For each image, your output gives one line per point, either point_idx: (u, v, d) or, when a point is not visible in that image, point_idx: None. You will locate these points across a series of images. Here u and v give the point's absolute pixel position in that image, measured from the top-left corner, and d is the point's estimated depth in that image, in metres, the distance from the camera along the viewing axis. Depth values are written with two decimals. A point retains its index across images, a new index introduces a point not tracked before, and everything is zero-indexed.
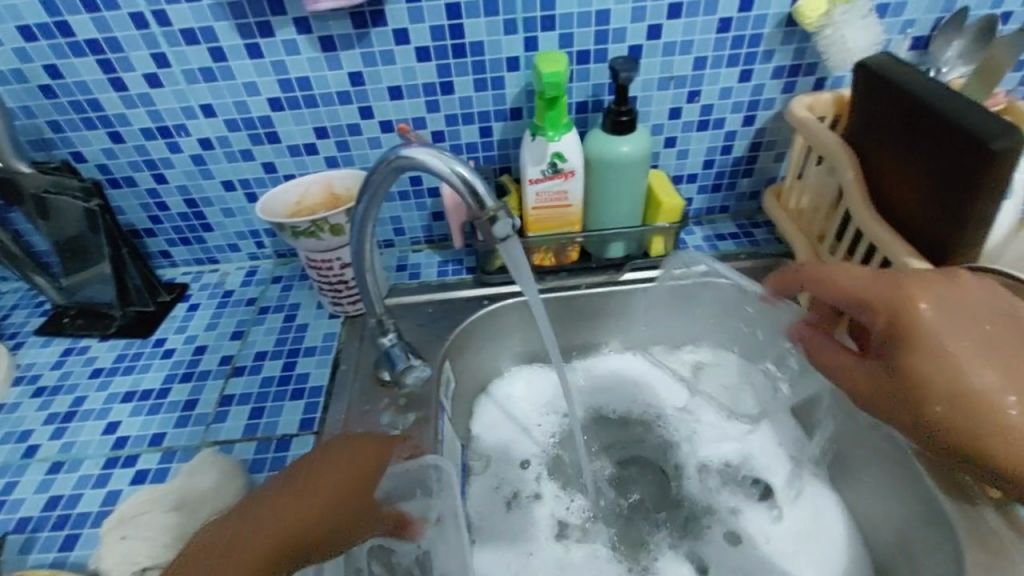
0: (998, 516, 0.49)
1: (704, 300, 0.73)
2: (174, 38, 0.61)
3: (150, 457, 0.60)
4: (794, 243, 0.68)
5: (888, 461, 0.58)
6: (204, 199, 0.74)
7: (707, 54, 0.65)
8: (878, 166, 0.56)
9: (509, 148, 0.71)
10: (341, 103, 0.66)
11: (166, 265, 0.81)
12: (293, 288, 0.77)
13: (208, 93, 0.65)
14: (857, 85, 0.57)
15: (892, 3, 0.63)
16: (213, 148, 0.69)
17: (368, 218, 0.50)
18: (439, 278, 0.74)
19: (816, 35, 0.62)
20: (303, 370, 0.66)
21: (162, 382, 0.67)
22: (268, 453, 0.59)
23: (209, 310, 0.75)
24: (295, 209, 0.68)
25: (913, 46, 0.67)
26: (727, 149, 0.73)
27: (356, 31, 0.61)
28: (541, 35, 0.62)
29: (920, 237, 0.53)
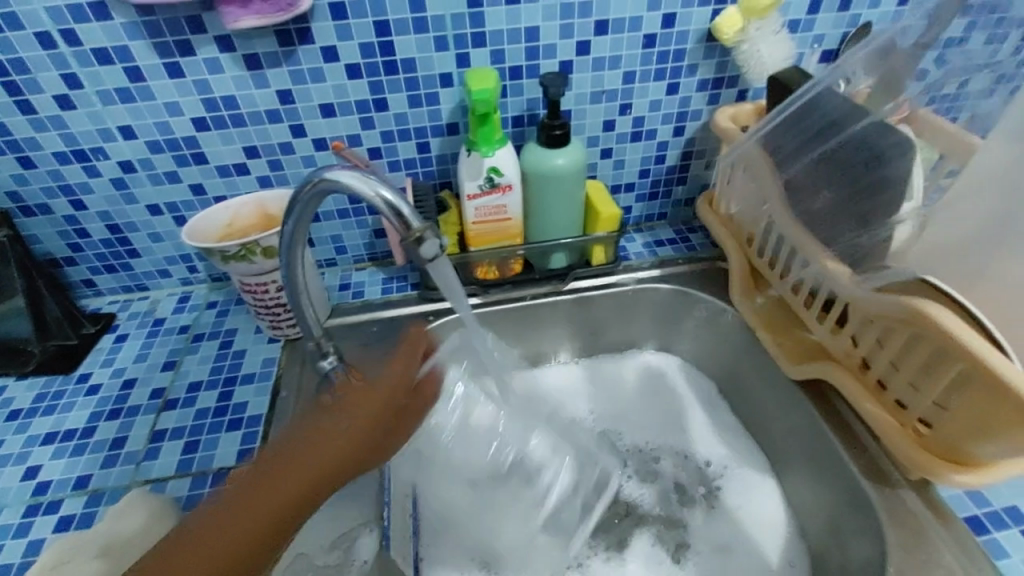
0: (915, 497, 0.53)
1: (646, 306, 0.77)
2: (86, 58, 0.58)
3: (75, 502, 0.56)
4: (726, 247, 0.71)
5: (817, 451, 0.61)
6: (129, 224, 0.70)
7: (635, 68, 0.67)
8: (795, 173, 0.59)
9: (447, 163, 0.71)
10: (271, 122, 0.64)
11: (90, 295, 0.76)
12: (229, 313, 0.74)
13: (127, 115, 0.62)
14: (773, 96, 0.60)
15: (802, 19, 0.67)
16: (135, 171, 0.66)
17: (297, 241, 0.49)
18: (383, 295, 0.74)
19: (734, 50, 0.65)
20: (241, 399, 0.64)
21: (87, 420, 0.63)
22: (203, 488, 0.56)
23: (138, 341, 0.72)
24: (227, 231, 0.65)
25: (823, 59, 0.71)
26: (660, 158, 0.75)
27: (283, 49, 0.60)
28: (473, 52, 0.63)
29: (834, 239, 0.56)
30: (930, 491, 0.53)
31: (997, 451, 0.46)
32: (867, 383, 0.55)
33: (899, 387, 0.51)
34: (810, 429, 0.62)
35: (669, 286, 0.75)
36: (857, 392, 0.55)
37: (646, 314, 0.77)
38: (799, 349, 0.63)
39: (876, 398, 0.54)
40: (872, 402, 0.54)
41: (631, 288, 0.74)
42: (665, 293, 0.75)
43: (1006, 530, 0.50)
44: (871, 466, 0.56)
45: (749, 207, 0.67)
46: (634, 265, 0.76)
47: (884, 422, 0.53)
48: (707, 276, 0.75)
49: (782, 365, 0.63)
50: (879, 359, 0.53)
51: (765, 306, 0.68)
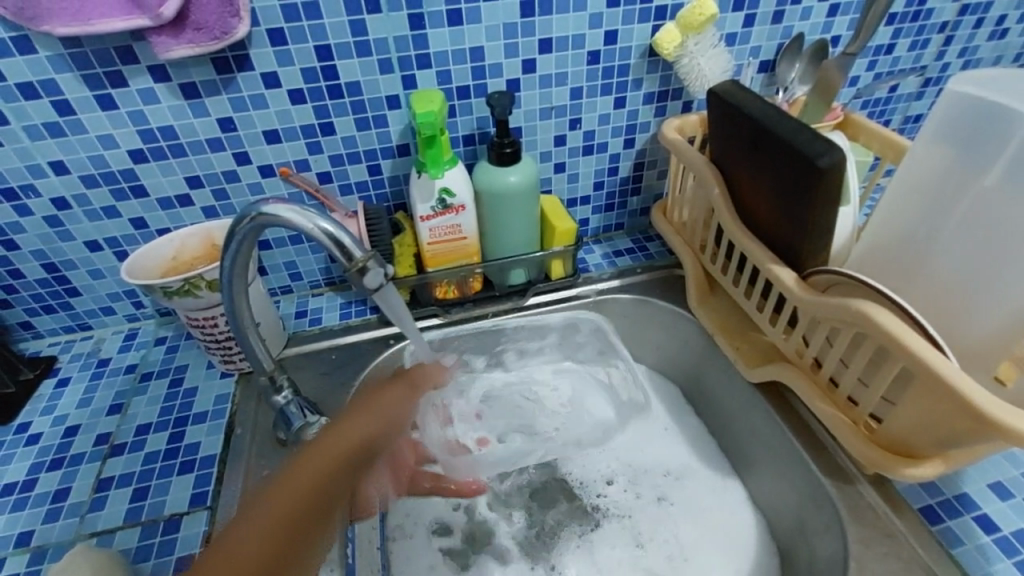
0: (873, 491, 0.54)
1: (608, 317, 0.77)
2: (9, 93, 0.55)
3: (13, 563, 0.52)
4: (681, 255, 0.72)
5: (778, 452, 0.62)
6: (66, 262, 0.67)
7: (582, 84, 0.68)
8: (738, 182, 0.61)
9: (401, 184, 0.70)
10: (214, 151, 0.63)
11: (28, 338, 0.72)
12: (180, 349, 0.71)
13: (58, 149, 0.59)
14: (712, 109, 0.62)
15: (739, 32, 0.69)
16: (70, 208, 0.63)
17: (237, 275, 0.48)
18: (342, 321, 0.72)
19: (675, 64, 0.67)
20: (193, 439, 0.61)
21: (26, 472, 0.60)
22: (155, 537, 0.53)
23: (81, 384, 0.68)
24: (172, 264, 0.63)
25: (762, 70, 0.73)
26: (613, 171, 0.77)
27: (221, 77, 0.58)
28: (418, 73, 0.63)
29: (780, 245, 0.57)
30: (885, 484, 0.55)
31: (942, 444, 0.48)
32: (819, 382, 0.57)
33: (850, 385, 0.53)
34: (771, 431, 0.63)
35: (629, 295, 0.75)
36: (812, 390, 0.56)
37: (608, 324, 0.78)
38: (755, 353, 0.64)
39: (829, 397, 0.56)
40: (825, 401, 0.55)
41: (591, 300, 0.75)
42: (626, 302, 0.76)
43: (957, 519, 0.52)
44: (830, 464, 0.57)
45: (700, 215, 0.69)
46: (594, 277, 0.77)
47: (836, 420, 0.54)
48: (666, 284, 0.76)
49: (740, 369, 0.65)
50: (830, 358, 0.54)
51: (720, 311, 0.69)
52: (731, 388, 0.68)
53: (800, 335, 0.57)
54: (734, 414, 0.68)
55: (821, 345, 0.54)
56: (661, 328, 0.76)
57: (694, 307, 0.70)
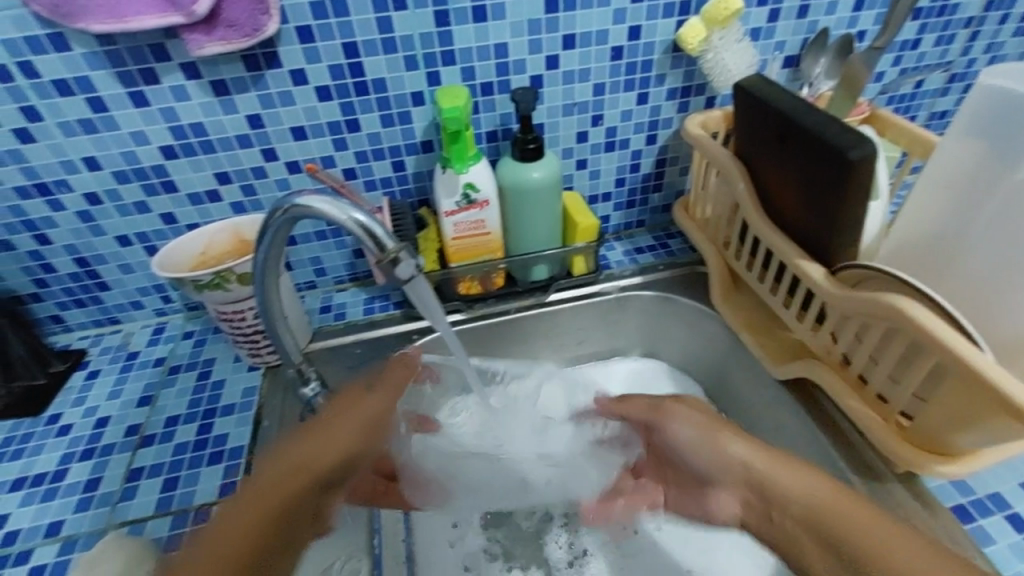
0: (903, 488, 0.54)
1: (631, 314, 0.77)
2: (45, 90, 0.56)
3: (47, 550, 0.53)
4: (704, 251, 0.72)
5: (803, 449, 0.61)
6: (97, 256, 0.68)
7: (605, 80, 0.68)
8: (764, 177, 0.60)
9: (424, 181, 0.71)
10: (242, 147, 0.64)
11: (59, 331, 0.74)
12: (206, 343, 0.72)
13: (91, 145, 0.61)
14: (738, 104, 0.61)
15: (764, 27, 0.69)
16: (102, 203, 0.65)
17: (269, 267, 0.48)
18: (366, 316, 0.73)
19: (700, 59, 0.67)
20: (221, 431, 0.62)
21: (58, 462, 0.61)
22: (185, 527, 0.54)
23: (111, 376, 0.69)
24: (201, 259, 0.64)
25: (787, 65, 0.73)
26: (635, 167, 0.76)
27: (250, 74, 0.59)
28: (443, 70, 0.63)
29: (808, 240, 0.57)
30: (915, 482, 0.54)
31: (976, 441, 0.47)
32: (849, 379, 0.56)
33: (879, 383, 0.52)
34: (797, 428, 0.62)
35: (652, 291, 0.75)
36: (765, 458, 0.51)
37: (629, 320, 0.78)
38: (781, 350, 0.64)
39: (858, 394, 0.55)
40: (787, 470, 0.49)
41: (613, 296, 0.75)
42: (648, 299, 0.75)
43: (989, 517, 0.51)
44: (859, 462, 0.57)
45: (724, 211, 0.68)
46: (616, 274, 0.77)
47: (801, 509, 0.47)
48: (689, 281, 0.76)
49: (766, 366, 0.64)
50: (858, 355, 0.54)
51: (745, 308, 0.69)
52: (755, 384, 0.68)
53: (829, 332, 0.56)
54: (760, 410, 0.68)
55: (849, 342, 0.54)
56: (683, 325, 0.76)
57: (718, 303, 0.70)
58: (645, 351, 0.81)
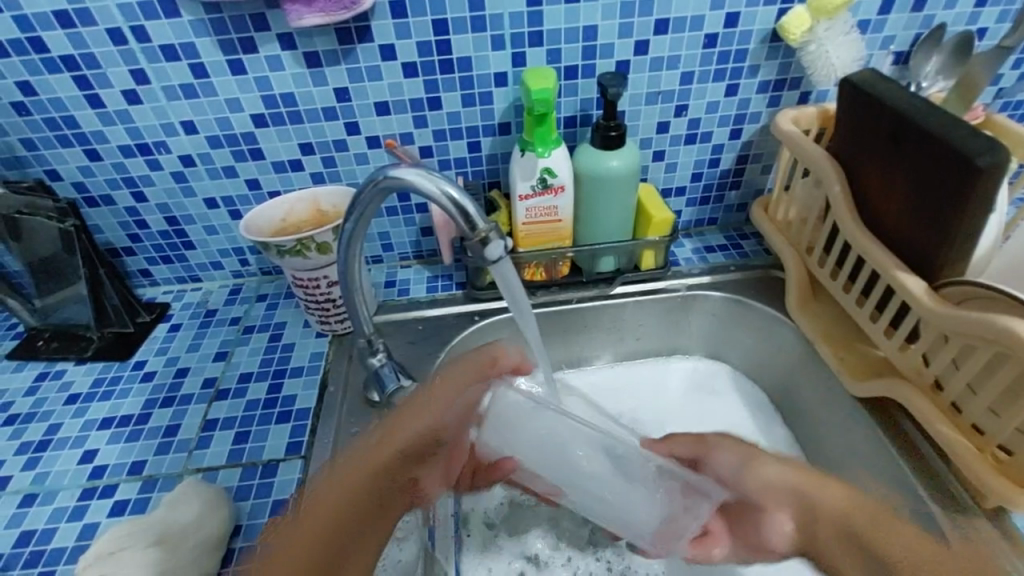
0: (993, 527, 0.49)
1: (696, 314, 0.75)
2: (154, 54, 0.60)
3: (129, 487, 0.57)
4: (784, 255, 0.68)
5: (876, 471, 0.58)
6: (186, 216, 0.72)
7: (694, 69, 0.65)
8: (864, 180, 0.57)
9: (497, 163, 0.70)
10: (327, 119, 0.65)
11: (146, 285, 0.79)
12: (278, 307, 0.75)
13: (190, 110, 0.63)
14: (842, 100, 0.58)
15: (873, 20, 0.64)
16: (194, 165, 0.68)
17: (356, 237, 0.50)
18: (429, 294, 0.73)
19: (800, 51, 0.63)
20: (290, 393, 0.64)
21: (141, 407, 0.65)
22: (254, 479, 0.57)
23: (191, 331, 0.73)
24: (281, 226, 0.66)
25: (894, 62, 0.68)
26: (714, 162, 0.73)
27: (342, 47, 0.60)
28: (529, 51, 0.62)
29: (907, 250, 0.53)
30: (1005, 520, 0.50)
31: None
32: (940, 404, 0.52)
33: (976, 412, 0.48)
34: (873, 448, 0.59)
35: (721, 292, 0.72)
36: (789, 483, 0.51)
37: (694, 321, 0.75)
38: (862, 366, 0.60)
39: (949, 421, 0.51)
40: (824, 487, 0.49)
41: (680, 294, 0.72)
42: (717, 300, 0.73)
43: None
44: (941, 494, 0.52)
45: (811, 213, 0.65)
46: (684, 271, 0.74)
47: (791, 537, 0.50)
48: (761, 284, 0.73)
49: (842, 382, 0.60)
50: (953, 380, 0.50)
51: (824, 318, 0.65)
52: (828, 399, 0.64)
53: (921, 351, 0.52)
54: (831, 426, 0.64)
55: (944, 365, 0.50)
56: (753, 330, 0.73)
57: (794, 311, 0.66)
58: (707, 353, 0.78)
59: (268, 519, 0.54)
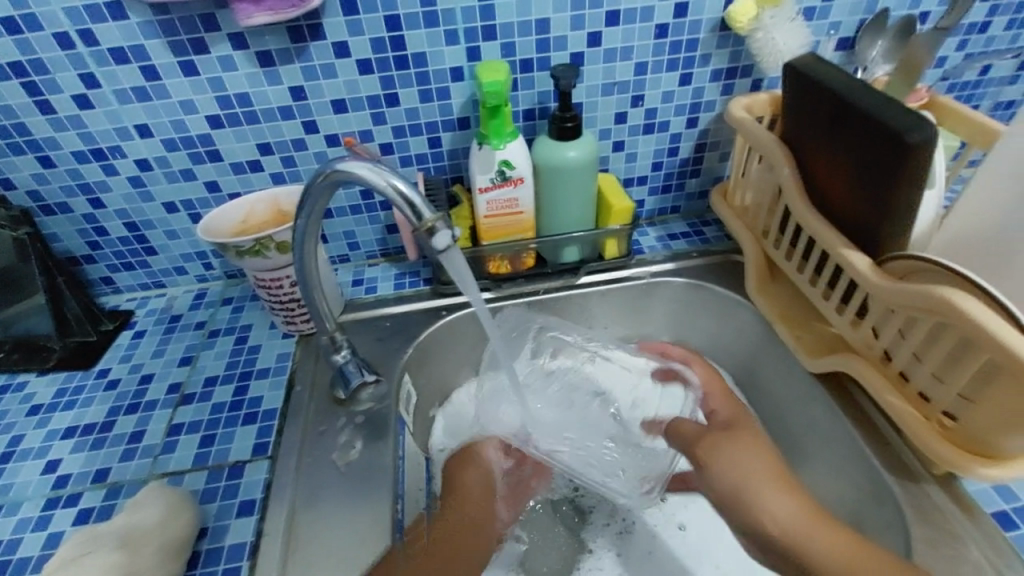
0: (944, 495, 0.51)
1: (661, 302, 0.76)
2: (103, 58, 0.59)
3: (94, 495, 0.57)
4: (742, 240, 0.70)
5: (834, 446, 0.60)
6: (146, 222, 0.71)
7: (647, 59, 0.66)
8: (812, 162, 0.58)
9: (459, 158, 0.71)
10: (284, 119, 0.65)
11: (109, 292, 0.78)
12: (244, 309, 0.75)
13: (143, 113, 0.63)
14: (789, 85, 0.60)
15: (818, 6, 0.66)
16: (152, 169, 0.67)
17: (309, 232, 0.50)
18: (396, 291, 0.74)
19: (748, 38, 0.64)
20: (256, 394, 0.64)
21: (106, 415, 0.64)
22: (220, 481, 0.56)
23: (156, 336, 0.73)
24: (241, 227, 0.66)
25: (840, 47, 0.70)
26: (673, 151, 0.75)
27: (295, 46, 0.60)
28: (483, 45, 0.63)
29: (854, 228, 0.55)
30: (955, 486, 0.51)
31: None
32: (890, 375, 0.53)
33: (922, 379, 0.50)
34: (832, 422, 0.60)
35: (683, 278, 0.74)
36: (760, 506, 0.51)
37: (659, 307, 0.76)
38: (818, 344, 0.61)
39: (898, 391, 0.52)
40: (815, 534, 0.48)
41: (644, 282, 0.74)
42: (679, 286, 0.74)
43: None
44: (896, 465, 0.54)
45: (765, 197, 0.66)
46: (647, 259, 0.76)
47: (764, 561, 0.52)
48: (722, 269, 0.74)
49: (800, 360, 0.62)
50: (901, 351, 0.51)
51: (782, 299, 0.67)
52: (789, 379, 0.65)
53: (870, 324, 0.54)
54: (793, 405, 0.65)
55: (891, 335, 0.51)
56: (714, 315, 0.74)
57: (754, 295, 0.68)
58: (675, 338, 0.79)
59: (234, 519, 0.53)
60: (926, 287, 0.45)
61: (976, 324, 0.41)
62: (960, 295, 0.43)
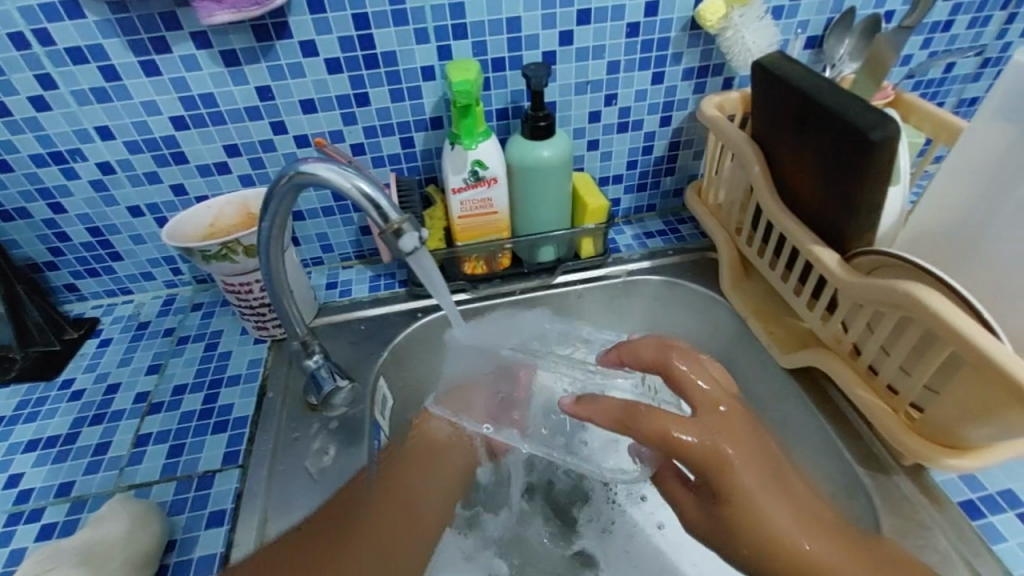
0: (912, 485, 0.52)
1: (638, 300, 0.76)
2: (59, 57, 0.57)
3: (58, 510, 0.55)
4: (716, 238, 0.70)
5: (807, 440, 0.61)
6: (110, 226, 0.69)
7: (619, 58, 0.66)
8: (781, 160, 0.59)
9: (433, 158, 0.70)
10: (251, 120, 0.64)
11: (73, 300, 0.75)
12: (214, 315, 0.73)
13: (103, 114, 0.61)
14: (757, 83, 0.60)
15: (786, 5, 0.66)
16: (114, 172, 0.65)
17: (275, 236, 0.49)
18: (371, 293, 0.73)
19: (718, 37, 0.65)
20: (227, 401, 0.63)
21: (69, 427, 0.62)
22: (189, 492, 0.55)
23: (122, 344, 0.71)
24: (209, 231, 0.64)
25: (808, 46, 0.71)
26: (647, 149, 0.75)
27: (260, 45, 0.59)
28: (454, 44, 0.62)
29: (823, 224, 0.55)
30: (923, 476, 0.52)
31: (987, 435, 0.45)
32: (859, 369, 0.54)
33: (890, 372, 0.50)
34: (805, 417, 0.61)
35: (659, 277, 0.74)
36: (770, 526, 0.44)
37: (636, 306, 0.76)
38: (791, 339, 0.62)
39: (867, 384, 0.53)
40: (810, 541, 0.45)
41: (621, 280, 0.74)
42: (655, 284, 0.74)
43: (1002, 514, 0.49)
44: (866, 457, 0.55)
45: (738, 195, 0.67)
46: (624, 258, 0.76)
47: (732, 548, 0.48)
48: (698, 267, 0.75)
49: (774, 356, 0.62)
50: (869, 345, 0.52)
51: (755, 295, 0.67)
52: (763, 376, 0.66)
53: (840, 319, 0.54)
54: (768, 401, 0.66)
55: (860, 330, 0.52)
56: (690, 312, 0.74)
57: (728, 292, 0.68)
58: None
59: (205, 530, 0.52)
60: (893, 284, 0.46)
61: (945, 320, 0.42)
62: (927, 291, 0.43)
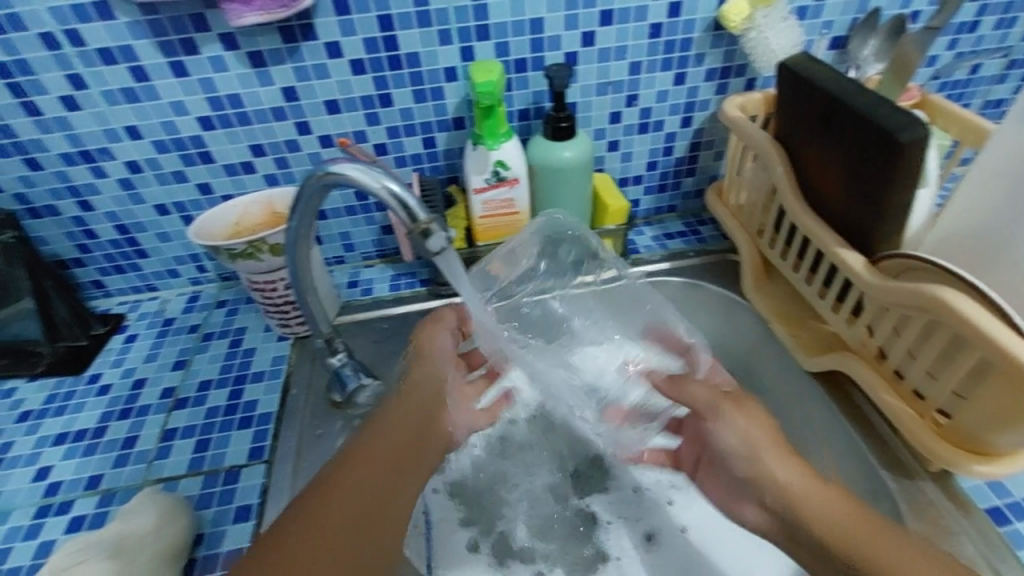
0: (937, 490, 0.52)
1: None
2: (90, 58, 0.58)
3: (86, 502, 0.56)
4: (738, 240, 0.70)
5: None
6: (137, 224, 0.71)
7: (641, 58, 0.66)
8: (806, 161, 0.59)
9: (454, 158, 0.71)
10: (277, 120, 0.64)
11: (99, 296, 0.77)
12: (238, 312, 0.74)
13: (132, 114, 0.62)
14: (782, 84, 0.60)
15: (810, 6, 0.66)
16: (142, 171, 0.66)
17: (301, 235, 0.50)
18: (392, 292, 0.73)
19: (742, 38, 0.65)
20: (251, 398, 0.64)
21: (97, 421, 0.63)
22: (215, 487, 0.56)
23: (148, 340, 0.72)
24: (235, 229, 0.65)
25: (833, 46, 0.70)
26: (669, 150, 0.75)
27: (286, 46, 0.59)
28: (477, 45, 0.62)
29: (848, 228, 0.55)
30: (949, 481, 0.52)
31: (1017, 441, 0.44)
32: (885, 373, 0.53)
33: (916, 377, 0.50)
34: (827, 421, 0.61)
35: (679, 278, 0.74)
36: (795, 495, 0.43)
37: None
38: (814, 343, 0.62)
39: (892, 389, 0.53)
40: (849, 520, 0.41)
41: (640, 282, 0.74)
42: (675, 285, 0.74)
43: None
44: (890, 462, 0.55)
45: (760, 196, 0.66)
46: (644, 259, 0.76)
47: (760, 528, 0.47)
48: (718, 269, 0.75)
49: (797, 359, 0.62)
50: (895, 349, 0.52)
51: (777, 297, 0.67)
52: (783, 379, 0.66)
53: (865, 323, 0.54)
54: None
55: (886, 334, 0.52)
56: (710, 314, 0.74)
57: (749, 294, 0.68)
58: None
59: (231, 525, 0.53)
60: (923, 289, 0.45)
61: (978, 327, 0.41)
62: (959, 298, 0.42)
